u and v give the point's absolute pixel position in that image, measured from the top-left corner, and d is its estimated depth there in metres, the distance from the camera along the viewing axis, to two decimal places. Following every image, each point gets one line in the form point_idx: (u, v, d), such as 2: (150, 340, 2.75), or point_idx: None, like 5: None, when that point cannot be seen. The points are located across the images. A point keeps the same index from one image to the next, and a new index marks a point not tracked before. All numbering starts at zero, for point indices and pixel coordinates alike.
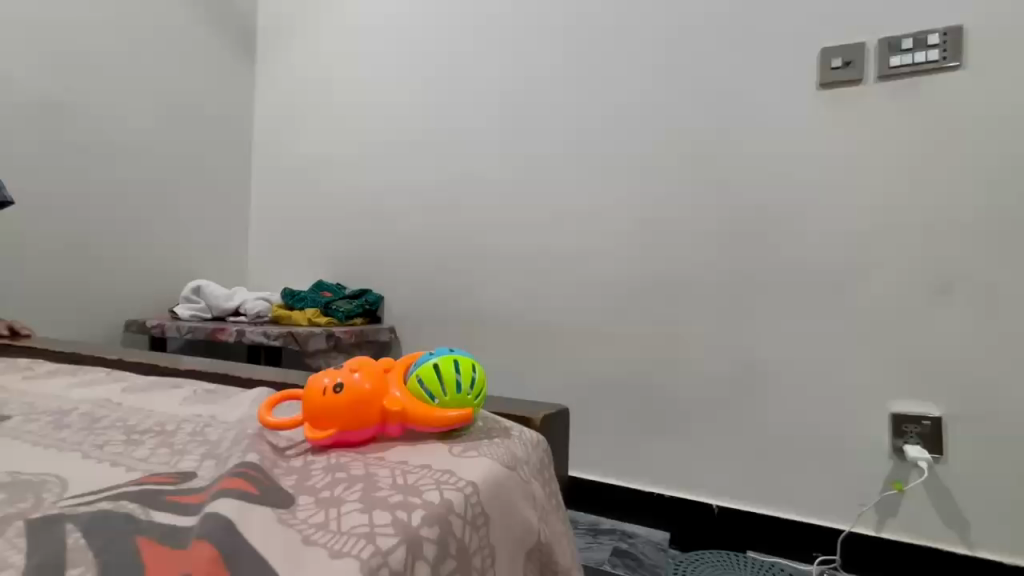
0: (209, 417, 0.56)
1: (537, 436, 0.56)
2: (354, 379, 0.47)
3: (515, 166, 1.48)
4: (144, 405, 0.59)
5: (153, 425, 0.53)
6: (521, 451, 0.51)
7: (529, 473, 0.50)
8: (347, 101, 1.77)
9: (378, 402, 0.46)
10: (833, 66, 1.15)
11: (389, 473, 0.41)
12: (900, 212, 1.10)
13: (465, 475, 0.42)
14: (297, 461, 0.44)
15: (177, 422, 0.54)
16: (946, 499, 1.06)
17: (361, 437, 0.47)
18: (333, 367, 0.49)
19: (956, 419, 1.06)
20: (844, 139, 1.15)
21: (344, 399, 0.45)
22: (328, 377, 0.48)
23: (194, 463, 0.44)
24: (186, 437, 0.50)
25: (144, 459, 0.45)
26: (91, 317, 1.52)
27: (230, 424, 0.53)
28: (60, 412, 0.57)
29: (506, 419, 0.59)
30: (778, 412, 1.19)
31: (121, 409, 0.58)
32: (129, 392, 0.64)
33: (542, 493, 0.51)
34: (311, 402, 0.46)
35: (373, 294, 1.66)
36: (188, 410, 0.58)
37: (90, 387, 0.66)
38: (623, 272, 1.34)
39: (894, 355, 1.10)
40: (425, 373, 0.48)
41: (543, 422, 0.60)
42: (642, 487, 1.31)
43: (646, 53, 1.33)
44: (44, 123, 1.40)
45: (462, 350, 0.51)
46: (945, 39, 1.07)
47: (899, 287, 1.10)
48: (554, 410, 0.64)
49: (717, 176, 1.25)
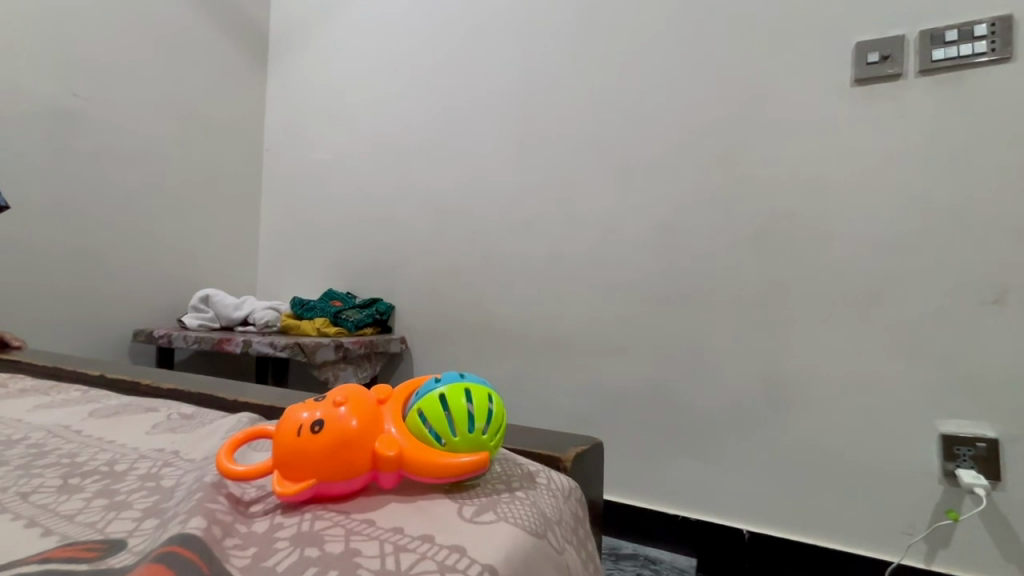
0: (170, 454, 0.50)
1: (570, 486, 0.49)
2: (338, 414, 0.41)
3: (529, 167, 1.43)
4: (104, 435, 0.54)
5: (101, 464, 0.48)
6: (550, 510, 0.44)
7: (559, 537, 0.43)
8: (357, 105, 1.74)
9: (368, 445, 0.41)
10: (869, 61, 1.08)
11: (376, 553, 0.34)
12: (945, 215, 1.02)
13: (478, 555, 0.35)
14: (261, 525, 0.39)
15: (130, 461, 0.48)
16: (1006, 530, 0.96)
17: (349, 486, 0.41)
18: (318, 397, 0.44)
19: (1015, 441, 0.96)
20: (883, 139, 1.07)
21: (331, 441, 0.40)
22: (307, 411, 0.42)
23: (129, 525, 0.38)
24: (133, 483, 0.44)
25: (70, 517, 0.39)
26: (98, 328, 1.48)
27: (191, 465, 0.48)
28: (7, 443, 0.52)
29: (532, 460, 0.52)
30: (812, 431, 1.11)
31: (76, 439, 0.53)
32: (95, 418, 0.59)
33: (575, 558, 0.45)
34: (289, 442, 0.40)
35: (384, 302, 1.61)
36: (149, 444, 0.52)
37: (56, 411, 0.61)
38: (643, 280, 1.27)
39: (943, 371, 1.01)
40: (430, 406, 0.42)
41: (573, 461, 0.53)
42: (666, 510, 1.23)
43: (665, 50, 1.28)
44: (53, 130, 1.39)
45: (474, 377, 0.46)
46: (993, 29, 0.99)
47: (947, 297, 1.02)
48: (586, 445, 0.57)
49: (743, 179, 1.19)
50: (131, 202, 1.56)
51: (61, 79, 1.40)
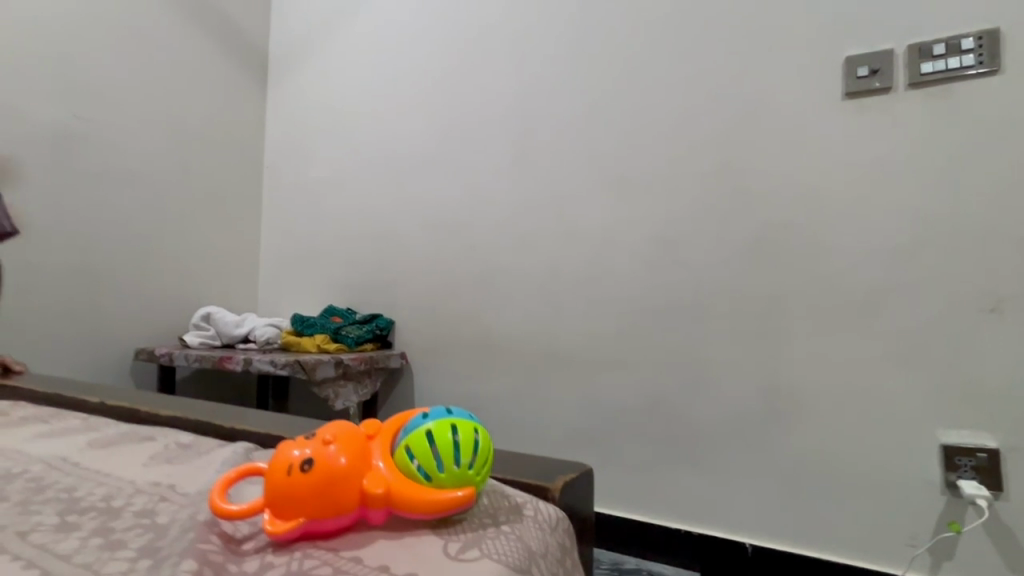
0: (166, 487, 0.51)
1: (557, 516, 0.50)
2: (326, 452, 0.42)
3: (527, 182, 1.44)
4: (102, 467, 0.55)
5: (98, 500, 0.48)
6: (537, 543, 0.45)
7: (544, 571, 0.44)
8: (355, 123, 1.76)
9: (356, 482, 0.41)
10: (859, 75, 1.10)
11: None
12: (937, 226, 1.03)
13: None
14: (250, 565, 0.39)
15: (127, 496, 0.49)
16: (1010, 542, 0.96)
17: (338, 523, 0.41)
18: (307, 434, 0.44)
19: (1015, 451, 0.96)
20: (876, 152, 1.09)
21: (320, 478, 0.40)
22: (297, 449, 0.43)
23: (124, 565, 0.39)
24: (129, 520, 0.45)
25: (64, 557, 0.40)
26: (100, 347, 1.49)
27: (186, 500, 0.48)
28: (6, 477, 0.52)
29: (520, 490, 0.53)
30: (811, 443, 1.11)
31: (74, 472, 0.53)
32: (93, 448, 0.60)
33: None
34: (279, 479, 0.41)
35: (383, 318, 1.61)
36: (145, 477, 0.53)
37: (54, 440, 0.62)
38: (640, 293, 1.28)
39: (941, 381, 1.01)
40: (416, 440, 0.43)
41: (562, 492, 0.53)
42: (667, 524, 1.22)
43: (659, 66, 1.30)
44: (56, 154, 1.41)
45: (461, 412, 0.46)
46: (980, 43, 1.01)
47: (943, 307, 1.02)
48: (575, 473, 0.57)
49: (737, 192, 1.20)
50: (133, 222, 1.58)
51: (65, 104, 1.43)
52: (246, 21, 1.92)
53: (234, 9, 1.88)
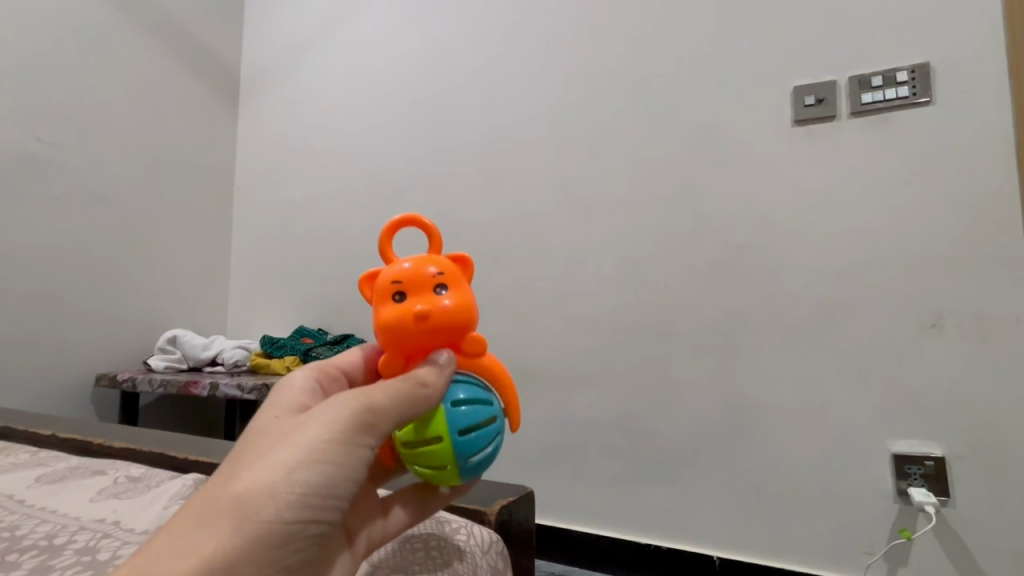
0: (113, 523, 0.49)
1: (489, 537, 0.50)
2: (405, 309, 0.43)
3: (497, 203, 1.47)
4: (46, 504, 0.53)
5: (39, 539, 0.46)
6: (465, 564, 0.46)
7: None
8: (327, 146, 1.77)
9: (396, 350, 0.44)
10: (807, 104, 1.17)
11: None
12: (881, 244, 1.09)
13: None
14: None
15: (70, 534, 0.47)
16: (957, 546, 1.00)
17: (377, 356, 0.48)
18: (438, 283, 0.45)
19: (959, 458, 1.01)
20: (823, 176, 1.15)
21: (388, 321, 0.44)
22: (418, 277, 0.45)
23: None
24: (69, 558, 0.43)
25: None
26: (58, 374, 1.44)
27: (132, 536, 0.47)
28: None
29: (457, 513, 0.53)
30: (771, 455, 1.14)
31: (18, 510, 0.52)
32: (39, 484, 0.58)
33: None
34: (381, 280, 0.46)
35: (355, 338, 1.59)
36: (92, 513, 0.51)
37: (1, 477, 0.60)
38: (607, 312, 1.31)
39: (890, 392, 1.07)
40: (428, 433, 0.41)
41: (499, 514, 0.53)
42: (637, 539, 1.24)
43: (621, 96, 1.35)
44: (17, 175, 1.39)
45: (465, 443, 0.41)
46: (913, 75, 1.08)
47: (888, 322, 1.08)
48: (515, 495, 0.56)
49: (696, 213, 1.25)
50: (98, 243, 1.54)
51: (27, 125, 1.42)
52: (216, 45, 1.93)
53: (205, 33, 1.89)
